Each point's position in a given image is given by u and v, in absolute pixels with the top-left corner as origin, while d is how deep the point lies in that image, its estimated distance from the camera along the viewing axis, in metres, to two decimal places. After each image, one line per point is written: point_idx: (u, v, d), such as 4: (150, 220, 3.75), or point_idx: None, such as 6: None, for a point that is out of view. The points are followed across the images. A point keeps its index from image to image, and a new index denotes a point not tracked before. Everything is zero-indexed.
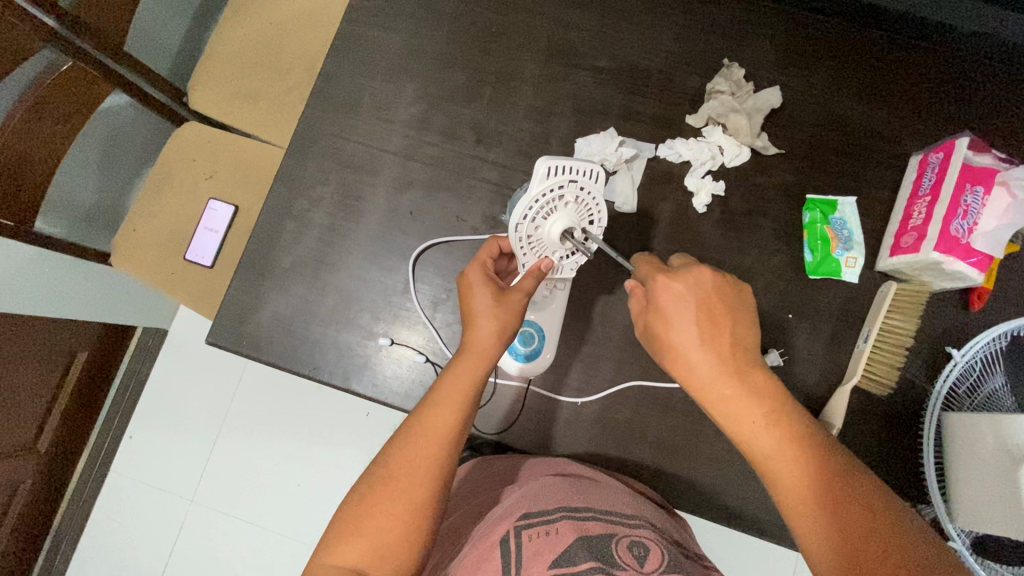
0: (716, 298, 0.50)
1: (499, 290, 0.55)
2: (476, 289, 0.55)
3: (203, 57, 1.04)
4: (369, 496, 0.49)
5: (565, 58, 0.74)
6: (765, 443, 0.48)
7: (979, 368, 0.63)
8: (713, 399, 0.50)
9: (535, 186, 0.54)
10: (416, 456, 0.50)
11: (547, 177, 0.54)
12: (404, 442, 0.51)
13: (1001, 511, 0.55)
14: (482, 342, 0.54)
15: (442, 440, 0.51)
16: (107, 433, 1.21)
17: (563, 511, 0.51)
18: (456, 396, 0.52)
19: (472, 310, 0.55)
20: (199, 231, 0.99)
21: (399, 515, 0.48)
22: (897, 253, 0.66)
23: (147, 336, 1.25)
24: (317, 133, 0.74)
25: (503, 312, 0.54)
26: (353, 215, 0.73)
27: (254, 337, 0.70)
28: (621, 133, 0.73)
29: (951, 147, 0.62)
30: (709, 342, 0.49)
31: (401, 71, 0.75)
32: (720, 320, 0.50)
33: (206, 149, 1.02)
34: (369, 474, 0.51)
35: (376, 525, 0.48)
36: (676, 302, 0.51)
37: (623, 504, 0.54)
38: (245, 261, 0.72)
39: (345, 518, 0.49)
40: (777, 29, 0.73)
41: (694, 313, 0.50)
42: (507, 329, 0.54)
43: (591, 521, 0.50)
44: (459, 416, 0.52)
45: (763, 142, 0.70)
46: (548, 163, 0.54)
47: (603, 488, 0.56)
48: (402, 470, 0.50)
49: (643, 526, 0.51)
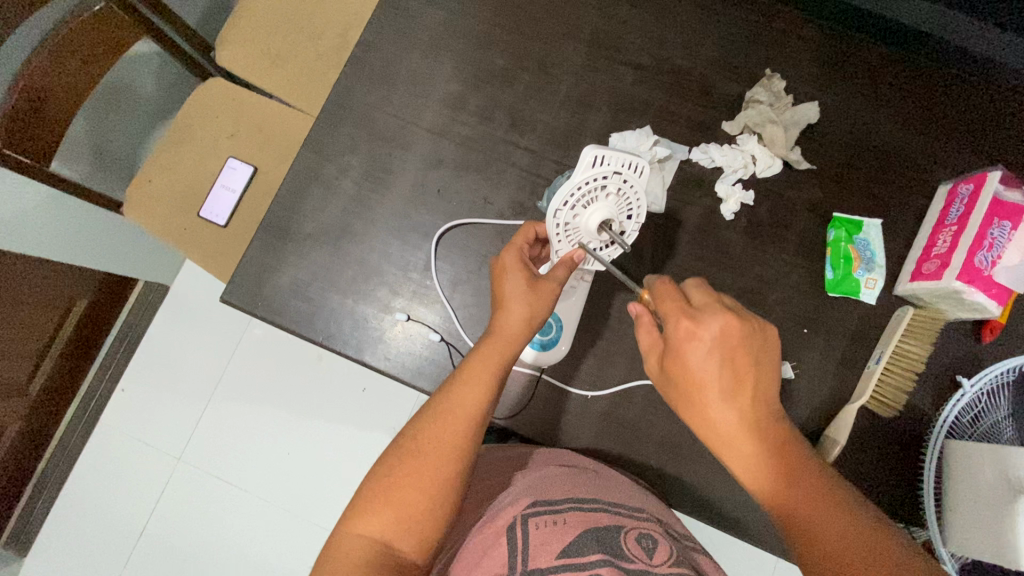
0: (741, 350, 0.48)
1: (533, 278, 0.55)
2: (510, 274, 0.55)
3: (235, 15, 1.03)
4: (396, 467, 0.49)
5: (607, 51, 0.74)
6: (781, 499, 0.46)
7: (984, 400, 0.64)
8: (730, 452, 0.48)
9: (579, 172, 0.54)
10: (443, 432, 0.50)
11: (592, 166, 0.54)
12: (431, 417, 0.51)
13: (992, 541, 0.56)
14: (512, 326, 0.54)
15: (468, 420, 0.51)
16: (101, 383, 1.20)
17: (571, 502, 0.51)
18: (483, 376, 0.52)
19: (503, 296, 0.55)
20: (216, 189, 0.98)
21: (425, 490, 0.48)
22: (917, 278, 0.66)
23: (149, 290, 1.23)
24: (351, 102, 0.74)
25: (535, 301, 0.54)
26: (380, 188, 0.72)
27: (269, 300, 0.70)
28: (656, 132, 0.72)
29: (983, 179, 0.63)
30: (730, 394, 0.48)
31: (441, 47, 0.75)
32: (742, 369, 0.48)
33: (230, 107, 1.01)
34: (395, 447, 0.51)
35: (402, 497, 0.48)
36: (696, 357, 0.48)
37: (628, 496, 0.54)
38: (266, 222, 0.71)
39: (371, 488, 0.49)
40: (820, 43, 0.73)
41: (719, 364, 0.47)
42: (538, 318, 0.55)
43: (599, 512, 0.50)
44: (485, 399, 0.52)
45: (796, 156, 0.70)
46: (594, 152, 0.53)
47: (608, 480, 0.57)
48: (429, 444, 0.50)
49: (650, 520, 0.51)
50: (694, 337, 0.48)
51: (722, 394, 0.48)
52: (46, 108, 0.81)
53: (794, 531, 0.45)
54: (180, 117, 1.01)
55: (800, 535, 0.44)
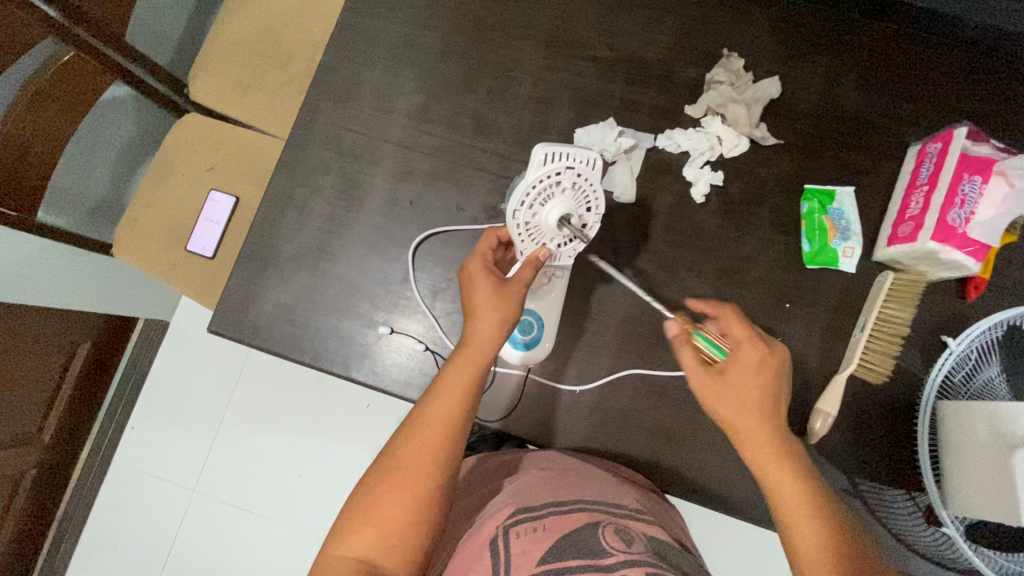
0: (773, 369, 0.56)
1: (499, 282, 0.56)
2: (477, 280, 0.56)
3: (205, 51, 1.05)
4: (377, 485, 0.51)
5: (564, 49, 0.75)
6: (789, 492, 0.54)
7: (975, 357, 0.64)
8: (753, 446, 0.55)
9: (531, 172, 0.54)
10: (422, 444, 0.51)
11: (543, 164, 0.54)
12: (412, 432, 0.52)
13: (994, 503, 0.55)
14: (483, 335, 0.55)
15: (446, 430, 0.52)
16: (111, 423, 1.23)
17: (547, 507, 0.52)
18: (459, 386, 0.53)
19: (473, 304, 0.56)
20: (200, 223, 1.00)
21: (406, 505, 0.49)
22: (894, 242, 0.66)
23: (149, 328, 1.25)
24: (318, 124, 0.75)
25: (503, 303, 0.55)
26: (354, 205, 0.73)
27: (255, 327, 0.71)
28: (620, 123, 0.73)
29: (950, 137, 0.63)
30: (761, 403, 0.55)
31: (401, 60, 0.76)
32: (769, 385, 0.56)
33: (208, 141, 1.03)
34: (378, 465, 0.52)
35: (384, 515, 0.49)
36: (741, 370, 0.56)
37: (612, 493, 0.55)
38: (245, 250, 0.72)
39: (355, 508, 0.50)
40: (779, 19, 0.73)
41: (759, 378, 0.56)
42: (508, 319, 0.55)
43: (577, 512, 0.51)
44: (461, 407, 0.53)
45: (761, 132, 0.71)
46: (544, 150, 0.54)
47: (585, 477, 0.57)
48: (409, 459, 0.51)
49: (628, 516, 0.51)
50: (745, 356, 0.56)
51: (757, 403, 0.55)
52: (28, 161, 0.84)
53: (790, 518, 0.54)
54: (159, 156, 1.03)
55: (797, 523, 0.53)
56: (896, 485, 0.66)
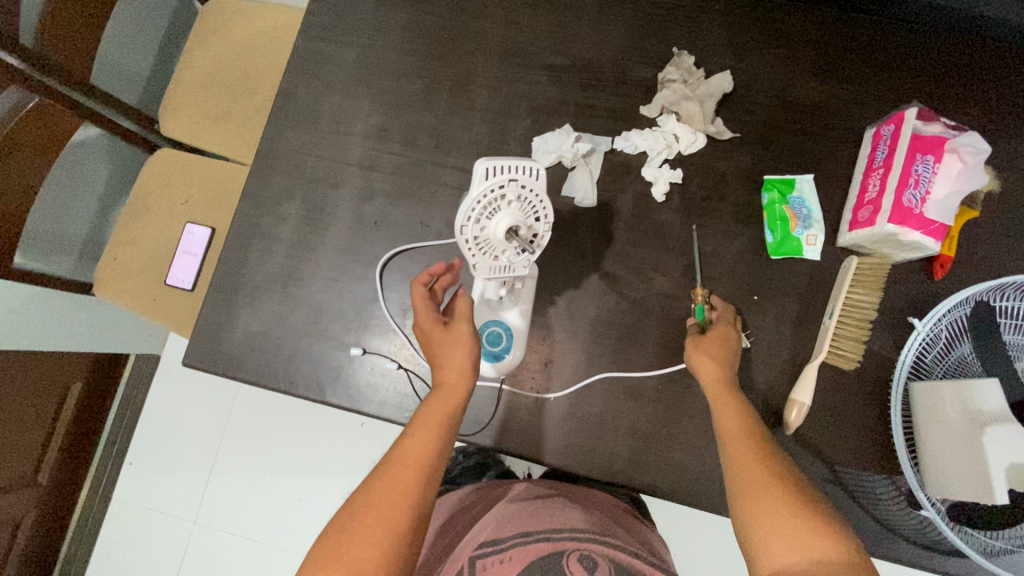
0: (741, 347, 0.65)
1: (449, 329, 0.60)
2: (432, 333, 0.60)
3: (172, 86, 1.06)
4: (351, 526, 0.50)
5: (517, 59, 0.75)
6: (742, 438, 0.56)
7: (945, 336, 0.64)
8: (721, 398, 0.59)
9: (474, 187, 0.51)
10: (398, 483, 0.52)
11: (485, 178, 0.51)
12: (387, 472, 0.53)
13: (968, 483, 0.55)
14: (449, 381, 0.59)
15: (421, 469, 0.54)
16: (108, 461, 1.23)
17: (515, 538, 0.52)
18: (432, 427, 0.56)
19: (434, 356, 0.60)
20: (178, 256, 1.00)
21: (381, 544, 0.49)
22: (855, 227, 0.66)
23: (140, 363, 1.26)
24: (280, 151, 0.75)
25: (455, 344, 0.59)
26: (320, 229, 0.74)
27: (229, 357, 0.71)
28: (576, 129, 0.73)
29: (901, 118, 0.63)
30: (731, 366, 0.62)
31: (358, 83, 0.76)
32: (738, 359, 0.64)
33: (181, 175, 1.04)
34: (350, 507, 0.52)
35: (357, 554, 0.48)
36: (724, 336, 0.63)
37: (573, 520, 0.55)
38: (215, 282, 0.73)
39: (325, 553, 0.49)
40: (726, 13, 0.74)
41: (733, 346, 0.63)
42: (468, 362, 0.59)
43: (542, 540, 0.51)
44: (434, 445, 0.55)
45: (716, 128, 0.71)
46: (485, 163, 0.51)
47: (555, 509, 0.57)
48: (384, 498, 0.51)
49: (592, 539, 0.51)
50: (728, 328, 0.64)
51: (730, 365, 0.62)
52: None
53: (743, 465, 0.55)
54: (134, 193, 1.04)
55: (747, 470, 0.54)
56: (876, 470, 0.66)
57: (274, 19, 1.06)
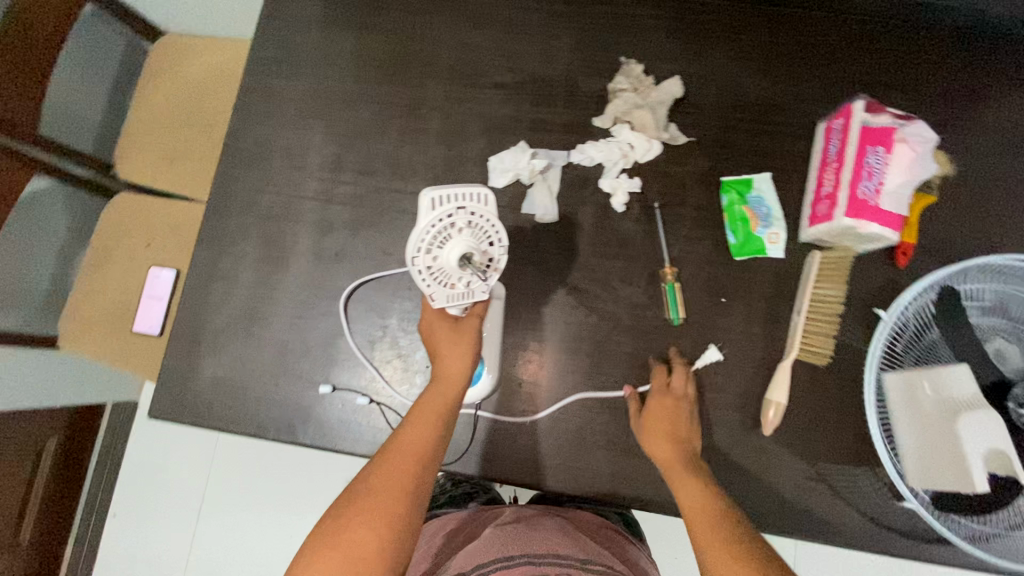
0: (690, 409, 0.64)
1: (455, 321, 0.58)
2: (435, 323, 0.59)
3: (126, 130, 1.04)
4: (346, 512, 0.50)
5: (467, 80, 0.75)
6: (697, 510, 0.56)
7: (913, 323, 0.63)
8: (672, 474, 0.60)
9: (421, 219, 0.51)
10: (394, 472, 0.52)
11: (432, 209, 0.51)
12: (383, 460, 0.53)
13: (946, 471, 0.55)
14: (450, 369, 0.57)
15: (417, 458, 0.53)
16: (91, 516, 1.20)
17: (496, 562, 0.51)
18: (429, 417, 0.55)
19: (435, 347, 0.59)
20: (143, 301, 0.97)
21: (377, 532, 0.49)
22: (815, 222, 0.66)
23: (117, 413, 1.23)
24: (234, 191, 0.74)
25: (462, 338, 0.58)
26: (280, 266, 0.72)
27: (196, 406, 0.69)
28: (532, 145, 0.73)
29: (849, 111, 0.63)
30: (677, 434, 0.62)
31: (308, 115, 0.75)
32: (687, 423, 0.63)
33: (141, 219, 1.02)
34: (345, 495, 0.51)
35: (353, 540, 0.48)
36: (666, 407, 0.64)
37: (553, 545, 0.54)
38: (177, 330, 0.71)
39: (322, 535, 0.49)
40: (670, 19, 0.74)
41: (678, 414, 0.63)
42: (469, 356, 0.58)
43: (522, 566, 0.50)
44: (432, 436, 0.55)
45: (670, 134, 0.71)
46: (430, 193, 0.50)
47: (537, 533, 0.57)
48: (381, 485, 0.51)
49: (571, 564, 0.50)
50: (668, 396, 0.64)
51: (675, 435, 0.62)
52: None
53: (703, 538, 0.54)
54: (95, 241, 1.02)
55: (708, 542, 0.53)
56: (857, 463, 0.65)
57: (225, 54, 1.05)
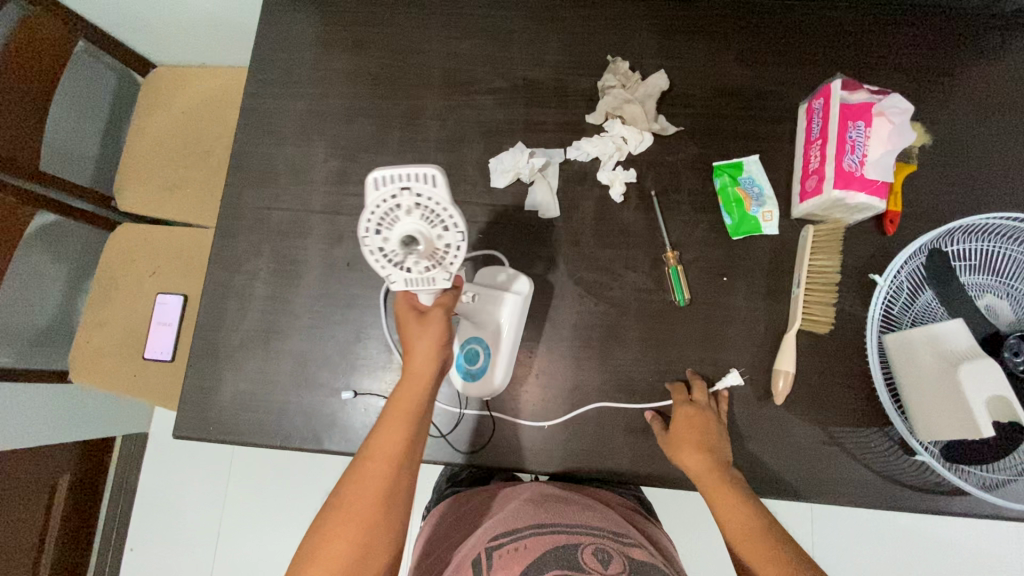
0: (714, 423, 0.65)
1: (422, 313, 0.59)
2: (405, 321, 0.58)
3: (124, 162, 1.06)
4: (329, 520, 0.54)
5: (462, 88, 0.78)
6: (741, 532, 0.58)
7: (907, 288, 0.67)
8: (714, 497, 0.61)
9: (368, 198, 0.52)
10: (370, 475, 0.55)
11: (378, 188, 0.52)
12: (360, 465, 0.56)
13: (952, 420, 0.57)
14: (420, 366, 0.58)
15: (392, 458, 0.55)
16: (109, 549, 1.19)
17: (531, 528, 0.52)
18: (401, 414, 0.57)
19: (406, 342, 0.58)
20: (153, 327, 0.99)
21: (357, 534, 0.53)
22: (806, 198, 0.69)
23: (128, 445, 1.23)
24: (243, 210, 0.76)
25: (429, 332, 0.58)
26: (293, 279, 0.74)
27: (219, 422, 0.70)
28: (529, 145, 0.76)
29: (828, 91, 0.67)
30: (708, 451, 0.63)
31: (310, 132, 0.78)
32: (715, 439, 0.64)
33: (145, 247, 1.03)
34: (330, 503, 0.55)
35: (335, 545, 0.53)
36: (694, 425, 0.64)
37: (585, 516, 0.55)
38: (196, 349, 0.72)
39: (310, 544, 0.53)
40: (651, 16, 0.78)
41: (705, 430, 0.64)
42: (438, 348, 0.58)
43: (557, 533, 0.51)
44: (407, 433, 0.57)
45: (660, 125, 0.74)
46: (374, 173, 0.52)
47: (568, 504, 0.58)
48: (359, 489, 0.54)
49: (604, 535, 0.52)
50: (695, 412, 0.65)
51: (706, 453, 0.63)
52: None
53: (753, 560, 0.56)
54: (101, 272, 1.03)
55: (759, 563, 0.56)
56: (868, 424, 0.68)
57: (217, 82, 1.07)
